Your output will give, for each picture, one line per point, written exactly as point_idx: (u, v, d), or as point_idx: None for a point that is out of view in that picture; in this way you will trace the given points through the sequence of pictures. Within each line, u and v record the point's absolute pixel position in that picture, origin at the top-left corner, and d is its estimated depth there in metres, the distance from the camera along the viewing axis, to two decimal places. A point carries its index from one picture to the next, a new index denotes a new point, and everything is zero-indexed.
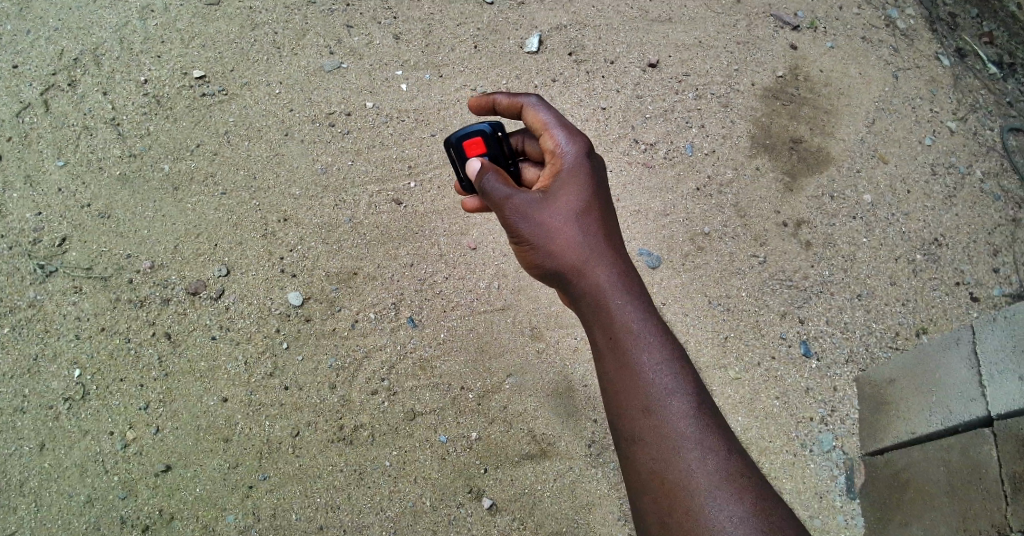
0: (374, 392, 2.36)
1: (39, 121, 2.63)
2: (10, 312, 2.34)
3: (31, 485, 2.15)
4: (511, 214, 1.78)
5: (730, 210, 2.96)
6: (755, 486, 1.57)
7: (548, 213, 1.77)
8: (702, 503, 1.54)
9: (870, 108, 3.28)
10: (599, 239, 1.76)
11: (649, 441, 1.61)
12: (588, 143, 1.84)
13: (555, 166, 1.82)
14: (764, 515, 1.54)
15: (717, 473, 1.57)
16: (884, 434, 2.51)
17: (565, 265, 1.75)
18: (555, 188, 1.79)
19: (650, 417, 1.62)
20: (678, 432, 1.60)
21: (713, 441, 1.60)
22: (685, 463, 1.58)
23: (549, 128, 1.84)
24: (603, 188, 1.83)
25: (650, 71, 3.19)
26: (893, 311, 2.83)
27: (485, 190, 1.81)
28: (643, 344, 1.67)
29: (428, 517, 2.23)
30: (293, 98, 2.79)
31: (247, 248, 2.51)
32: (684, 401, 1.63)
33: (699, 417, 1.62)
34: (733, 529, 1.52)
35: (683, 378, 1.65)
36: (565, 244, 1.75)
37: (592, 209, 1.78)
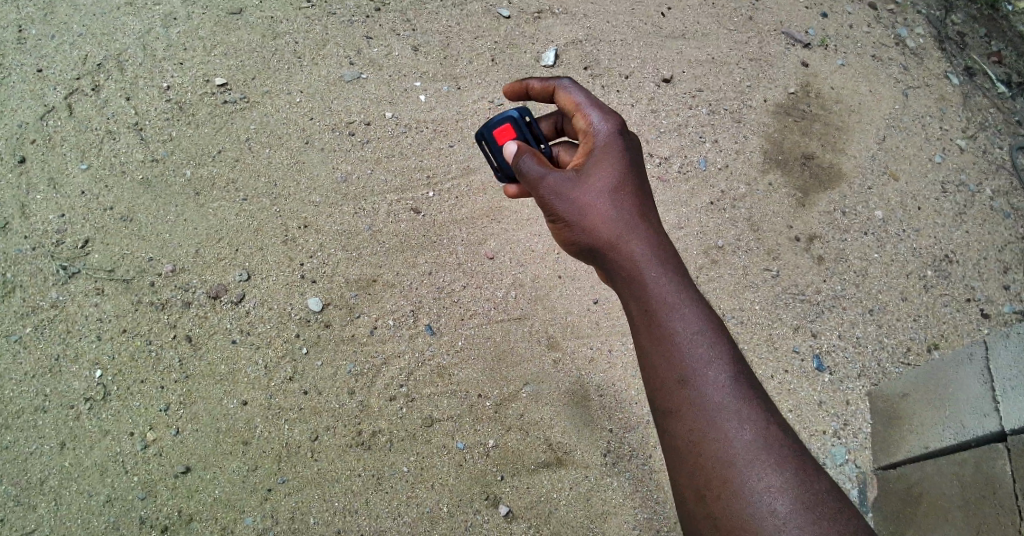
0: (392, 398, 2.38)
1: (63, 124, 2.66)
2: (31, 312, 2.36)
3: (51, 484, 2.16)
4: (545, 194, 1.78)
5: (743, 224, 2.99)
6: (797, 457, 1.51)
7: (581, 189, 1.75)
8: (740, 475, 1.49)
9: (881, 125, 3.31)
10: (632, 212, 1.73)
11: (684, 412, 1.56)
12: (621, 121, 1.83)
13: (588, 144, 1.82)
14: (807, 487, 1.47)
15: (756, 443, 1.51)
16: (897, 448, 2.53)
17: (598, 240, 1.72)
18: (588, 165, 1.78)
19: (685, 388, 1.57)
20: (715, 402, 1.55)
21: (752, 411, 1.54)
22: (722, 433, 1.52)
23: (582, 108, 1.86)
24: (639, 164, 1.81)
25: (665, 86, 3.23)
26: (905, 327, 2.86)
27: (520, 172, 1.82)
28: (678, 313, 1.62)
29: (445, 523, 2.25)
30: (313, 106, 2.83)
31: (267, 253, 2.54)
32: (721, 370, 1.57)
33: (738, 387, 1.56)
34: (772, 499, 1.46)
35: (721, 346, 1.59)
36: (596, 216, 1.73)
37: (625, 183, 1.76)
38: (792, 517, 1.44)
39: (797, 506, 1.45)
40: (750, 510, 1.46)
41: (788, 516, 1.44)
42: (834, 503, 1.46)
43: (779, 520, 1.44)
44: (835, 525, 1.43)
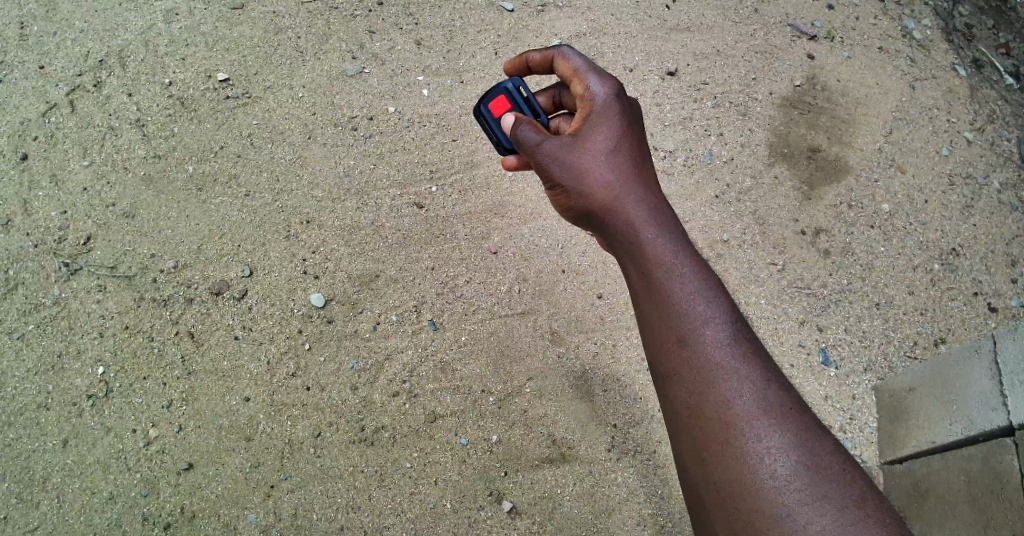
0: (395, 393, 2.37)
1: (65, 121, 2.65)
2: (34, 310, 2.36)
3: (54, 481, 2.16)
4: (543, 160, 1.76)
5: (749, 218, 2.97)
6: (797, 415, 1.51)
7: (578, 153, 1.73)
8: (740, 436, 1.48)
9: (888, 118, 3.28)
10: (630, 175, 1.71)
11: (685, 373, 1.55)
12: (618, 82, 1.79)
13: (585, 107, 1.78)
14: (807, 446, 1.48)
15: (756, 403, 1.50)
16: (903, 443, 2.51)
17: (596, 204, 1.70)
18: (585, 129, 1.75)
19: (684, 349, 1.55)
20: (715, 363, 1.53)
21: (753, 372, 1.53)
22: (722, 395, 1.51)
23: (580, 72, 1.80)
24: (636, 125, 1.78)
25: (669, 79, 3.21)
26: (912, 321, 2.83)
27: (517, 140, 1.79)
28: (676, 273, 1.60)
29: (449, 519, 2.24)
30: (316, 101, 2.81)
31: (270, 249, 2.53)
32: (720, 330, 1.56)
33: (736, 347, 1.55)
34: (773, 460, 1.46)
35: (720, 306, 1.58)
36: (593, 180, 1.71)
37: (622, 146, 1.74)
38: (793, 478, 1.44)
39: (798, 467, 1.45)
40: (751, 473, 1.46)
41: (789, 477, 1.44)
42: (835, 463, 1.47)
43: (780, 482, 1.44)
44: (836, 485, 1.44)
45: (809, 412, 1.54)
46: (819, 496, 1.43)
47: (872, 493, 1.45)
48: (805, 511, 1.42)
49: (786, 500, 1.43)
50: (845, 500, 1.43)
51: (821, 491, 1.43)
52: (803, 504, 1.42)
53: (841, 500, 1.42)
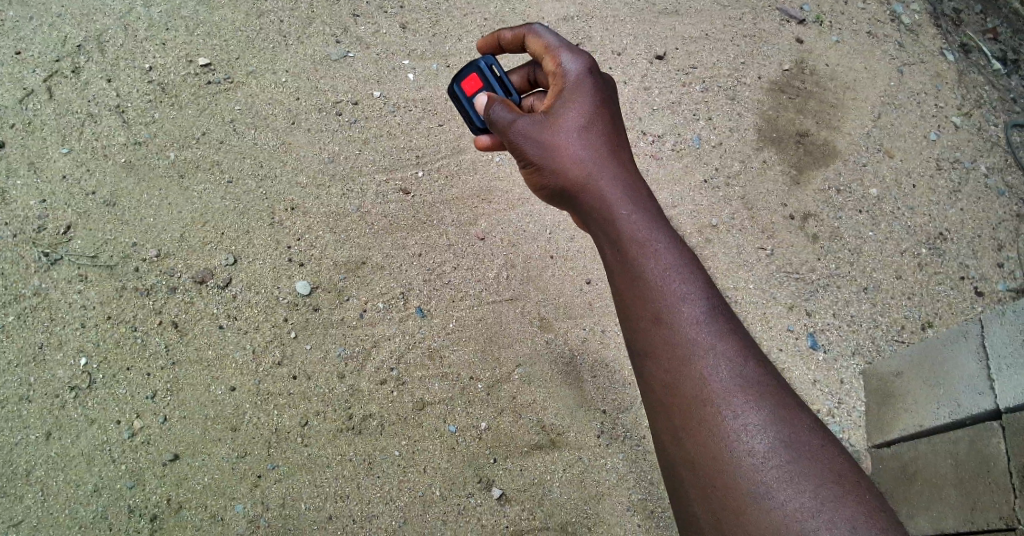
0: (383, 381, 2.35)
1: (43, 107, 2.60)
2: (14, 300, 2.32)
3: (37, 474, 2.13)
4: (516, 139, 1.74)
5: (737, 203, 2.96)
6: (775, 392, 1.49)
7: (550, 131, 1.71)
8: (717, 413, 1.46)
9: (876, 102, 3.27)
10: (604, 152, 1.70)
11: (660, 351, 1.53)
12: (591, 60, 1.79)
13: (557, 85, 1.78)
14: (786, 423, 1.45)
15: (733, 380, 1.49)
16: (891, 426, 2.52)
17: (570, 182, 1.69)
18: (558, 107, 1.74)
19: (660, 326, 1.54)
20: (691, 340, 1.52)
21: (730, 348, 1.52)
22: (698, 372, 1.50)
23: (551, 50, 1.81)
24: (610, 103, 1.78)
25: (657, 63, 3.19)
26: (899, 304, 2.84)
27: (490, 119, 1.78)
28: (650, 249, 1.58)
29: (438, 506, 2.22)
30: (300, 86, 2.77)
31: (254, 236, 2.49)
32: (696, 306, 1.54)
33: (713, 323, 1.53)
34: (750, 437, 1.44)
35: (696, 282, 1.57)
36: (566, 158, 1.69)
37: (595, 123, 1.72)
38: (771, 455, 1.42)
39: (776, 444, 1.43)
40: (728, 451, 1.44)
41: (766, 455, 1.42)
42: (813, 441, 1.45)
43: (757, 459, 1.42)
44: (813, 462, 1.42)
45: (788, 389, 1.52)
46: (797, 473, 1.40)
47: (852, 471, 1.43)
48: (783, 488, 1.39)
49: (764, 478, 1.41)
50: (823, 478, 1.40)
51: (799, 469, 1.41)
52: (780, 482, 1.40)
53: (819, 478, 1.40)
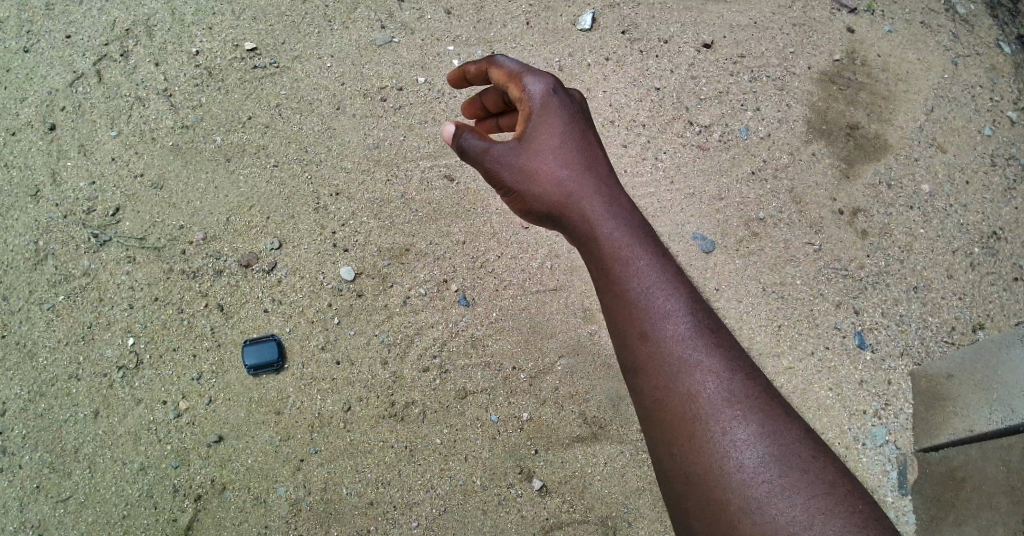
0: (426, 369, 2.34)
1: (92, 91, 2.62)
2: (65, 280, 2.36)
3: (86, 452, 2.18)
4: (492, 166, 1.81)
5: (785, 196, 2.89)
6: (764, 404, 1.56)
7: (528, 156, 1.80)
8: (707, 430, 1.53)
9: (929, 95, 3.17)
10: (581, 172, 1.80)
11: (647, 367, 1.62)
12: (554, 80, 1.83)
13: (524, 109, 1.82)
14: (774, 435, 1.52)
15: (720, 394, 1.56)
16: (941, 429, 2.45)
17: (552, 206, 1.79)
18: (529, 131, 1.81)
19: (647, 344, 1.63)
20: (677, 356, 1.60)
21: (716, 363, 1.59)
22: (687, 388, 1.58)
23: (514, 75, 1.84)
24: (579, 122, 1.84)
25: (705, 52, 3.12)
26: (949, 304, 2.75)
27: (461, 148, 1.80)
28: (633, 269, 1.69)
29: (479, 496, 2.21)
30: (344, 71, 2.76)
31: (299, 221, 2.49)
32: (680, 322, 1.63)
33: (698, 338, 1.62)
34: (739, 452, 1.50)
35: (679, 298, 1.66)
36: (547, 182, 1.79)
37: (569, 145, 1.81)
38: (760, 470, 1.48)
39: (764, 458, 1.49)
40: (720, 466, 1.50)
41: (755, 470, 1.48)
42: (803, 453, 1.51)
43: (746, 474, 1.49)
44: (803, 475, 1.47)
45: (777, 399, 1.59)
46: (788, 486, 1.46)
47: (843, 479, 1.49)
48: (774, 502, 1.45)
49: (755, 493, 1.47)
50: (815, 490, 1.46)
51: (789, 483, 1.46)
52: (771, 497, 1.45)
53: (810, 491, 1.46)
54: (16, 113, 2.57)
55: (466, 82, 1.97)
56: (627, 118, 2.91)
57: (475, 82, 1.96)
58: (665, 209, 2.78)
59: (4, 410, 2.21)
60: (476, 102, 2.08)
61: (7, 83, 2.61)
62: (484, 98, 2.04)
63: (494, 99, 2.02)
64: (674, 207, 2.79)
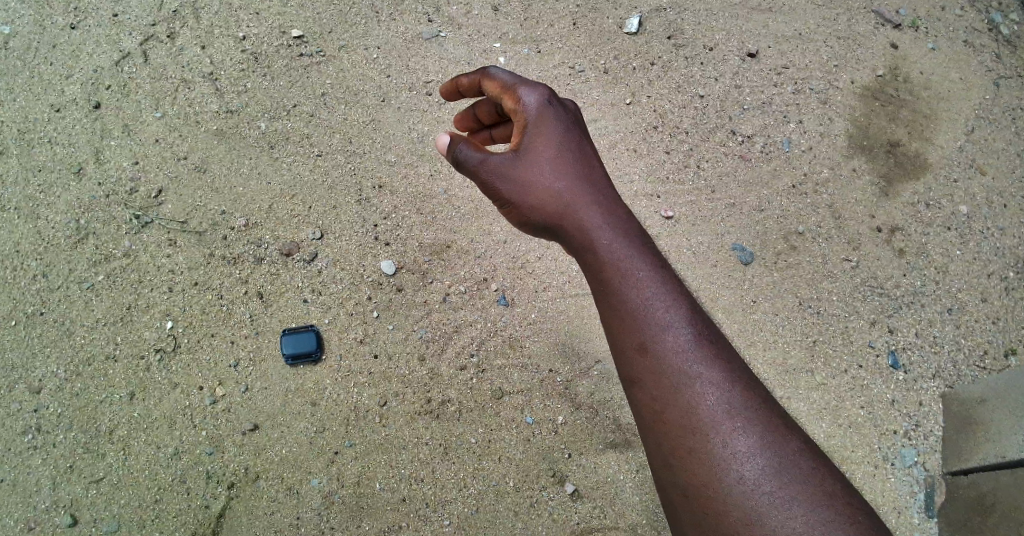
0: (463, 367, 2.33)
1: (138, 71, 2.61)
2: (105, 260, 2.36)
3: (120, 434, 2.18)
4: (489, 177, 1.80)
5: (825, 211, 2.83)
6: (764, 416, 1.58)
7: (524, 167, 1.79)
8: (708, 442, 1.56)
9: (970, 115, 3.08)
10: (579, 181, 1.79)
11: (647, 379, 1.64)
12: (548, 90, 1.84)
13: (519, 120, 1.83)
14: (773, 447, 1.54)
15: (721, 406, 1.58)
16: (971, 453, 2.42)
17: (551, 216, 1.78)
18: (526, 142, 1.81)
19: (646, 356, 1.65)
20: (676, 369, 1.62)
21: (716, 375, 1.61)
22: (687, 400, 1.59)
23: (507, 88, 1.85)
24: (574, 131, 1.85)
25: (750, 61, 3.06)
26: (983, 328, 2.70)
27: (457, 160, 1.81)
28: (632, 281, 1.70)
29: (511, 497, 2.21)
30: (390, 63, 2.74)
31: (341, 212, 2.48)
32: (679, 334, 1.65)
33: (697, 349, 1.64)
34: (739, 465, 1.53)
35: (678, 309, 1.67)
36: (544, 192, 1.78)
37: (566, 155, 1.81)
38: (761, 482, 1.51)
39: (765, 470, 1.51)
40: (720, 478, 1.53)
41: (756, 482, 1.51)
42: (803, 465, 1.53)
43: (747, 486, 1.51)
44: (802, 486, 1.50)
45: (776, 408, 1.62)
46: (787, 499, 1.49)
47: (844, 491, 1.51)
48: (775, 514, 1.48)
49: (755, 505, 1.50)
50: (815, 501, 1.49)
51: (790, 495, 1.49)
52: (771, 509, 1.48)
53: (810, 501, 1.48)
54: (61, 90, 2.56)
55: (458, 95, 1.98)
56: (671, 125, 2.88)
57: (469, 94, 1.97)
58: (706, 218, 2.76)
59: (40, 388, 2.21)
60: (472, 113, 2.07)
61: (53, 59, 2.59)
62: (479, 109, 2.04)
63: (489, 110, 2.02)
64: (715, 217, 2.77)
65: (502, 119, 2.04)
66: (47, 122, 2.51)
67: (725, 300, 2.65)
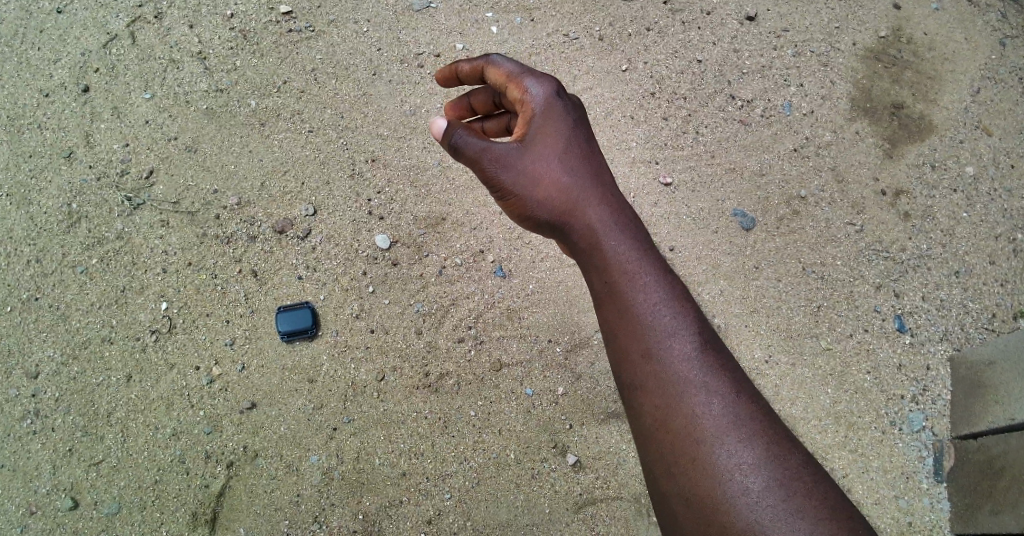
0: (461, 339, 2.31)
1: (126, 52, 2.58)
2: (98, 243, 2.34)
3: (118, 415, 2.17)
4: (490, 167, 1.72)
5: (827, 174, 2.78)
6: (768, 428, 1.56)
7: (529, 161, 1.73)
8: (712, 452, 1.53)
9: (975, 75, 2.99)
10: (585, 179, 1.75)
11: (650, 385, 1.61)
12: (556, 82, 1.77)
13: (526, 110, 1.76)
14: (778, 459, 1.51)
15: (725, 416, 1.55)
16: (979, 416, 2.37)
17: (555, 212, 1.73)
18: (531, 134, 1.75)
19: (651, 362, 1.61)
20: (682, 376, 1.59)
21: (721, 385, 1.58)
22: (691, 409, 1.57)
23: (513, 77, 1.78)
24: (581, 128, 1.79)
25: (748, 25, 2.99)
26: (991, 291, 2.64)
27: (455, 147, 1.71)
28: (639, 285, 1.66)
29: (512, 469, 2.19)
30: (380, 37, 2.70)
31: (334, 187, 2.45)
32: (686, 341, 1.62)
33: (703, 357, 1.61)
34: (744, 477, 1.50)
35: (685, 316, 1.64)
36: (550, 188, 1.73)
37: (572, 150, 1.76)
38: (765, 495, 1.48)
39: (770, 483, 1.49)
40: (723, 490, 1.50)
41: (761, 494, 1.48)
42: (807, 478, 1.51)
43: (751, 498, 1.48)
44: (806, 499, 1.47)
45: (778, 421, 1.59)
46: (792, 511, 1.46)
47: (845, 505, 1.49)
48: (779, 526, 1.45)
49: (758, 516, 1.47)
50: (819, 514, 1.46)
51: (794, 508, 1.46)
52: (776, 521, 1.45)
53: (815, 513, 1.46)
54: (50, 75, 2.53)
55: (452, 83, 1.90)
56: (668, 91, 2.83)
57: (467, 81, 1.89)
58: (705, 184, 2.71)
59: (38, 373, 2.20)
60: (463, 103, 2.00)
61: (39, 44, 2.56)
62: (474, 98, 1.97)
63: (484, 99, 1.95)
64: (715, 182, 2.72)
65: (497, 110, 1.99)
66: (36, 107, 2.49)
67: (727, 267, 2.61)
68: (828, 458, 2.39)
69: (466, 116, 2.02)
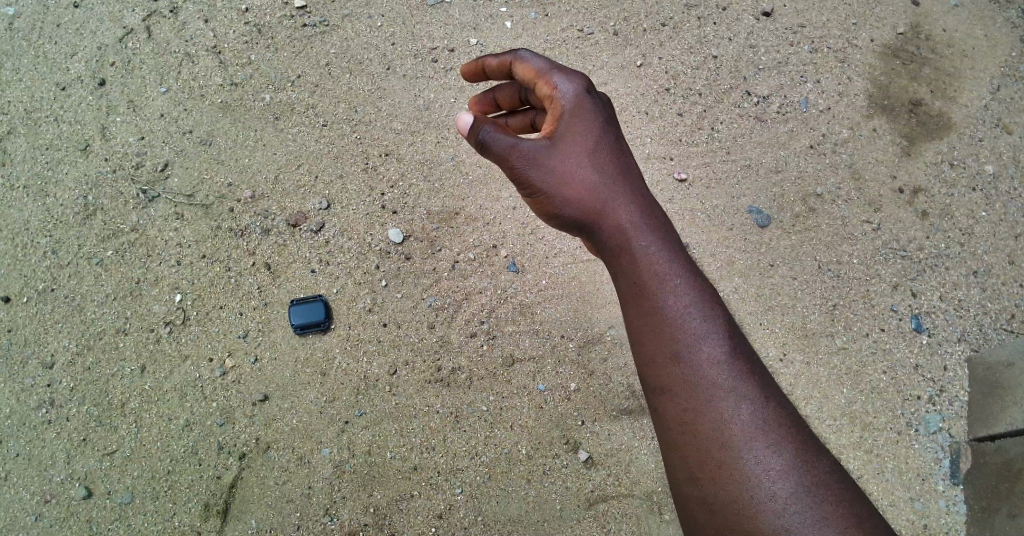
0: (473, 334, 2.31)
1: (141, 46, 2.59)
2: (114, 235, 2.35)
3: (132, 406, 2.18)
4: (519, 164, 1.70)
5: (844, 171, 2.75)
6: (798, 435, 1.54)
7: (558, 158, 1.72)
8: (739, 457, 1.51)
9: (995, 73, 2.95)
10: (614, 180, 1.73)
11: (677, 388, 1.59)
12: (586, 79, 1.76)
13: (555, 107, 1.75)
14: (807, 467, 1.50)
15: (754, 422, 1.54)
16: (998, 418, 2.34)
17: (585, 212, 1.72)
18: (561, 132, 1.74)
19: (679, 365, 1.60)
20: (710, 380, 1.57)
21: (749, 390, 1.57)
22: (719, 414, 1.55)
23: (542, 74, 1.77)
24: (611, 126, 1.78)
25: (764, 21, 2.96)
26: (1011, 291, 2.61)
27: (482, 143, 1.70)
28: (668, 287, 1.65)
29: (523, 465, 2.19)
30: (395, 31, 2.70)
31: (348, 181, 2.45)
32: (715, 345, 1.60)
33: (732, 361, 1.59)
34: (772, 483, 1.48)
35: (714, 319, 1.63)
36: (579, 187, 1.72)
37: (602, 149, 1.75)
38: (792, 502, 1.46)
39: (797, 490, 1.47)
40: (749, 496, 1.49)
41: (788, 500, 1.46)
42: (834, 486, 1.49)
43: (778, 505, 1.46)
44: (833, 507, 1.45)
45: (807, 429, 1.57)
46: (818, 519, 1.44)
47: (873, 514, 1.47)
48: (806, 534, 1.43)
49: (783, 523, 1.45)
50: (845, 523, 1.44)
51: (820, 516, 1.44)
52: (802, 529, 1.44)
53: (841, 521, 1.44)
54: (67, 68, 2.54)
55: (478, 79, 1.89)
56: (683, 86, 2.81)
57: (494, 77, 1.88)
58: (720, 180, 2.69)
59: (53, 364, 2.22)
60: (487, 99, 1.99)
61: (56, 38, 2.58)
62: (499, 94, 1.96)
63: (509, 95, 1.94)
64: (730, 179, 2.70)
65: (522, 107, 1.98)
66: (53, 100, 2.50)
67: (742, 264, 2.59)
68: (842, 458, 2.36)
69: (490, 112, 2.01)
